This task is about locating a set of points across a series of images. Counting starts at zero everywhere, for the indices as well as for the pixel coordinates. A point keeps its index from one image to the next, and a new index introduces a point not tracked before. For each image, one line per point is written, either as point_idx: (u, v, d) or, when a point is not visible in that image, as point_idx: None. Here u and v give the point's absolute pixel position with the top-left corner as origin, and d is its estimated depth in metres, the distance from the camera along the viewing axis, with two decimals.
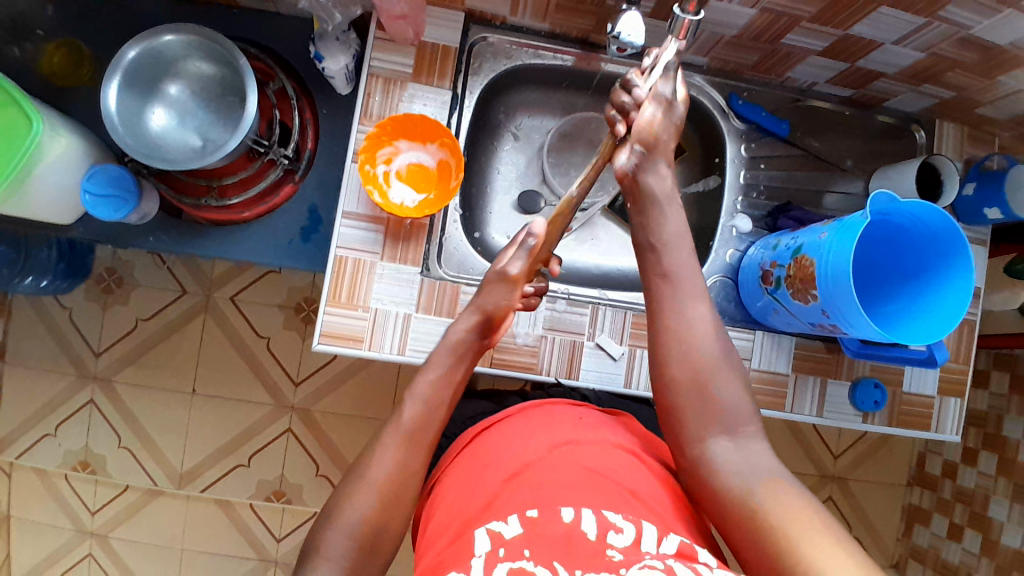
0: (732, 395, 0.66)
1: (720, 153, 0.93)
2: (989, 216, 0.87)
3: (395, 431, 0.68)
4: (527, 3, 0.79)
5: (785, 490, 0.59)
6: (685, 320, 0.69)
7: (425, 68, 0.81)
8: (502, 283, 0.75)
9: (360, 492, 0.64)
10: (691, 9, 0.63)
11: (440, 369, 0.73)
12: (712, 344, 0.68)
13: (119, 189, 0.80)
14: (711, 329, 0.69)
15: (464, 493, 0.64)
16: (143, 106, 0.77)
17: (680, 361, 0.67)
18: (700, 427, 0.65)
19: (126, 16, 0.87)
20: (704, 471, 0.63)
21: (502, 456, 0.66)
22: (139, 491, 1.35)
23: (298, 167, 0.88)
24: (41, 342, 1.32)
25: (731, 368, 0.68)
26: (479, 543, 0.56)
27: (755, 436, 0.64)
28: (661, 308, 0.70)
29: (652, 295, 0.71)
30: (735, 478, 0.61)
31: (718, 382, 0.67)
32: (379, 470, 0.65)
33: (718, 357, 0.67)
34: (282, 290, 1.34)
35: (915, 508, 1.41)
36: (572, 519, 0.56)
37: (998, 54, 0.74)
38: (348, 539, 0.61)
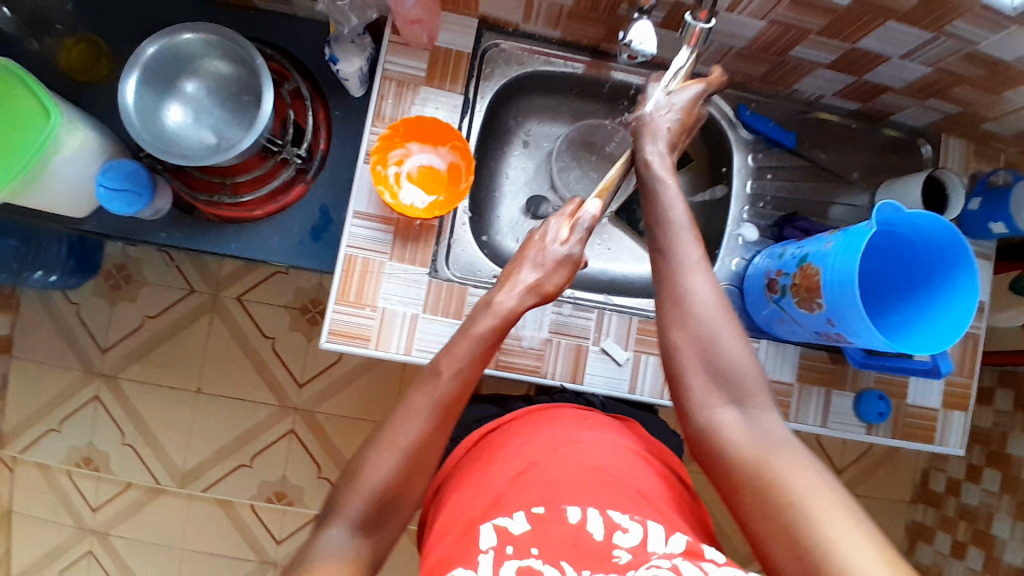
0: (741, 363, 0.63)
1: (727, 163, 0.93)
2: (994, 230, 0.88)
3: (425, 402, 0.64)
4: (540, 12, 0.80)
5: (797, 460, 0.57)
6: (686, 288, 0.65)
7: (438, 74, 0.82)
8: (566, 263, 0.73)
9: (387, 454, 0.61)
10: (702, 17, 0.66)
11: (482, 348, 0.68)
12: (715, 305, 0.64)
13: (134, 185, 0.80)
14: (716, 298, 0.65)
15: (472, 488, 0.64)
16: (161, 102, 0.79)
17: (685, 329, 0.64)
18: (708, 394, 0.63)
19: (147, 16, 0.89)
20: (711, 437, 0.62)
21: (507, 454, 0.67)
22: (140, 489, 1.35)
23: (310, 168, 0.89)
24: (49, 337, 1.33)
25: (738, 329, 0.64)
26: (485, 538, 0.56)
27: (763, 405, 0.62)
28: (662, 276, 0.67)
29: (659, 263, 0.68)
30: (745, 448, 0.59)
31: (722, 341, 0.63)
32: (402, 435, 0.62)
33: (720, 313, 0.64)
34: (289, 290, 1.35)
35: (918, 526, 1.40)
36: (579, 520, 0.57)
37: (1004, 69, 0.75)
38: (370, 500, 0.60)
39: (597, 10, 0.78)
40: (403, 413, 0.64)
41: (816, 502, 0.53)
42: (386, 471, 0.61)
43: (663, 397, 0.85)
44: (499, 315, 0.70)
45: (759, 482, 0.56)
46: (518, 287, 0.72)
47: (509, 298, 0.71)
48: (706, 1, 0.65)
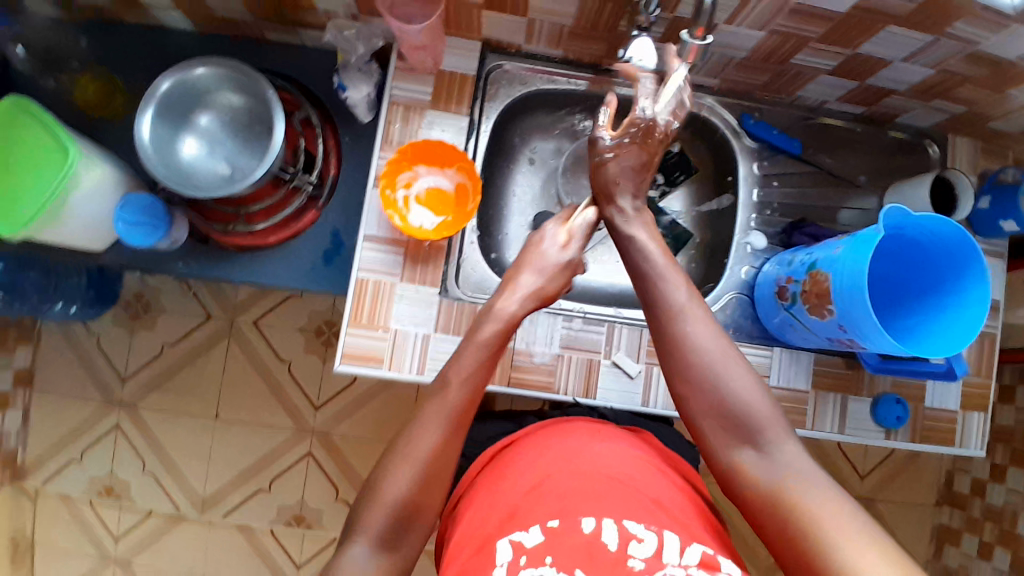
0: (750, 399, 0.62)
1: (732, 172, 0.94)
2: (1005, 228, 0.87)
3: (440, 415, 0.65)
4: (541, 32, 0.82)
5: (818, 485, 0.57)
6: (684, 336, 0.65)
7: (443, 97, 0.84)
8: (563, 267, 0.76)
9: (404, 467, 0.62)
10: (698, 35, 0.67)
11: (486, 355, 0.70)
12: (715, 349, 0.64)
13: (151, 218, 0.83)
14: (717, 342, 0.65)
15: (487, 498, 0.65)
16: (175, 135, 0.81)
17: (688, 377, 0.64)
18: (723, 437, 0.63)
19: (160, 53, 0.92)
20: (733, 478, 0.62)
21: (521, 469, 0.67)
22: (162, 516, 1.36)
23: (321, 194, 0.91)
24: (70, 368, 1.36)
25: (742, 368, 0.64)
26: (501, 552, 0.57)
27: (783, 439, 0.61)
28: (659, 325, 0.67)
29: (653, 311, 0.68)
30: (769, 485, 0.59)
31: (726, 379, 0.63)
32: (418, 447, 0.63)
33: (722, 351, 0.64)
34: (303, 313, 1.37)
35: (946, 528, 1.37)
36: (594, 529, 0.58)
37: (1007, 68, 0.75)
38: (389, 515, 0.61)
39: (597, 28, 0.79)
40: (418, 424, 0.65)
41: (838, 533, 0.53)
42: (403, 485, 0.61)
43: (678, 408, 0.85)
44: (501, 319, 0.71)
45: (780, 510, 0.57)
46: (518, 291, 0.73)
47: (511, 303, 0.72)
48: (701, 17, 0.66)
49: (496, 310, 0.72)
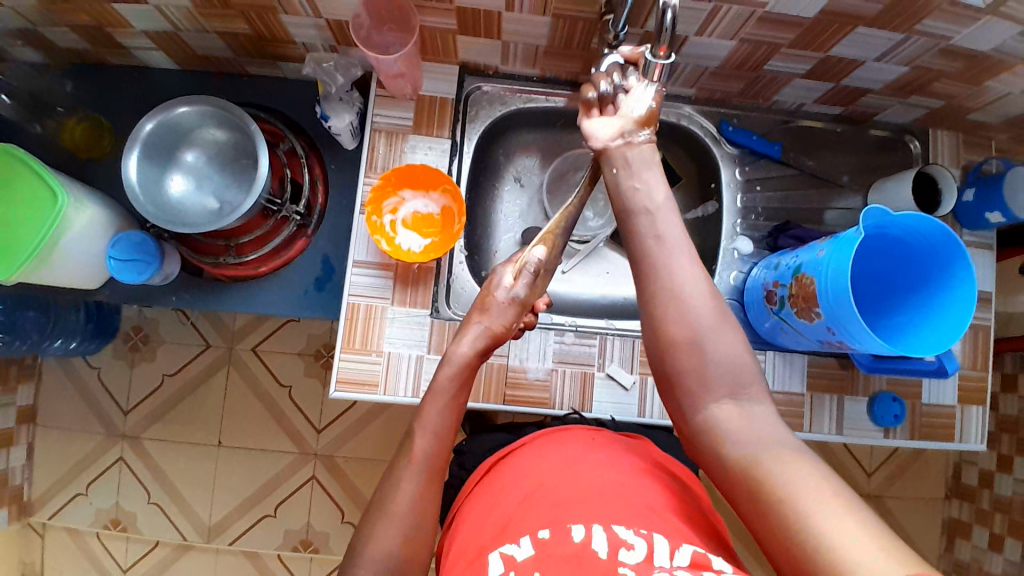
0: (735, 358, 0.62)
1: (716, 179, 0.95)
2: (991, 219, 0.88)
3: (414, 470, 0.64)
4: (517, 53, 0.83)
5: (793, 461, 0.54)
6: (677, 281, 0.63)
7: (425, 121, 0.85)
8: (512, 304, 0.75)
9: (388, 524, 0.61)
10: (661, 53, 0.63)
11: (448, 394, 0.71)
12: (707, 305, 0.62)
13: (143, 254, 0.84)
14: (707, 294, 0.63)
15: (483, 517, 0.65)
16: (163, 173, 0.82)
17: (677, 322, 0.62)
18: (700, 389, 0.61)
19: (146, 92, 0.94)
20: (704, 430, 0.61)
21: (516, 483, 0.68)
22: (169, 546, 1.37)
23: (310, 222, 0.92)
24: (71, 403, 1.36)
25: (732, 326, 0.63)
26: (492, 566, 0.57)
27: (755, 397, 0.61)
28: (649, 269, 0.65)
29: (645, 255, 0.65)
30: (732, 439, 0.58)
31: (716, 340, 0.62)
32: (400, 504, 0.62)
33: (713, 310, 0.62)
34: (301, 338, 1.37)
35: (956, 521, 1.36)
36: (583, 538, 0.58)
37: (982, 60, 0.76)
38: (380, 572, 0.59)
39: (571, 46, 0.80)
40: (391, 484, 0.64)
41: (809, 501, 0.50)
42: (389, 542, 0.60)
43: None
44: (458, 363, 0.72)
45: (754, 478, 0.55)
46: (470, 334, 0.74)
47: (464, 345, 0.73)
48: (662, 37, 0.61)
49: (450, 356, 0.72)
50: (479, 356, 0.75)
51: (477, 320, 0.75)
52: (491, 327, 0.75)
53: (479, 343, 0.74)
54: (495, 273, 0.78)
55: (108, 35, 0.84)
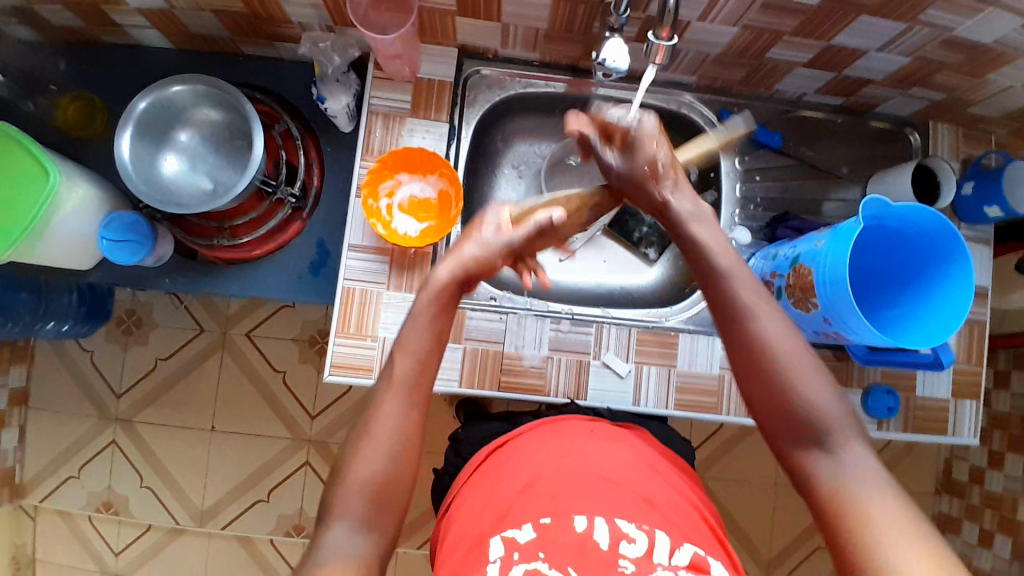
0: (824, 405, 0.58)
1: (715, 167, 0.94)
2: (989, 214, 0.88)
3: (392, 388, 0.62)
4: (517, 36, 0.82)
5: (883, 505, 0.53)
6: (754, 330, 0.61)
7: (423, 104, 0.84)
8: (501, 245, 0.68)
9: (367, 444, 0.59)
10: (664, 35, 0.64)
11: (428, 317, 0.65)
12: (786, 354, 0.60)
13: (135, 234, 0.83)
14: (790, 344, 0.60)
15: (486, 504, 0.65)
16: (155, 153, 0.81)
17: (759, 379, 0.60)
18: (792, 440, 0.59)
19: (139, 71, 0.92)
20: (801, 481, 0.58)
21: (514, 469, 0.68)
22: (160, 530, 1.36)
23: (306, 205, 0.90)
24: (63, 385, 1.36)
25: (818, 372, 0.59)
26: (494, 549, 0.58)
27: (852, 441, 0.57)
28: (729, 331, 0.63)
29: (723, 315, 0.64)
30: (825, 489, 0.56)
31: (802, 384, 0.59)
32: (383, 425, 0.60)
33: (800, 356, 0.60)
34: (296, 324, 1.37)
35: (946, 516, 1.38)
36: (585, 528, 0.59)
37: (985, 52, 0.76)
38: (364, 492, 0.58)
39: (572, 30, 0.79)
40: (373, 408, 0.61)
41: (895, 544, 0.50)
42: (369, 464, 0.58)
43: (669, 406, 0.85)
44: (434, 290, 0.66)
45: (833, 516, 0.54)
46: (456, 259, 0.67)
47: (442, 271, 0.66)
48: (665, 18, 0.62)
49: (431, 283, 0.66)
50: (458, 286, 0.67)
51: (462, 248, 0.68)
52: (474, 258, 0.67)
53: (460, 269, 0.66)
54: (483, 214, 0.70)
55: (101, 13, 0.82)
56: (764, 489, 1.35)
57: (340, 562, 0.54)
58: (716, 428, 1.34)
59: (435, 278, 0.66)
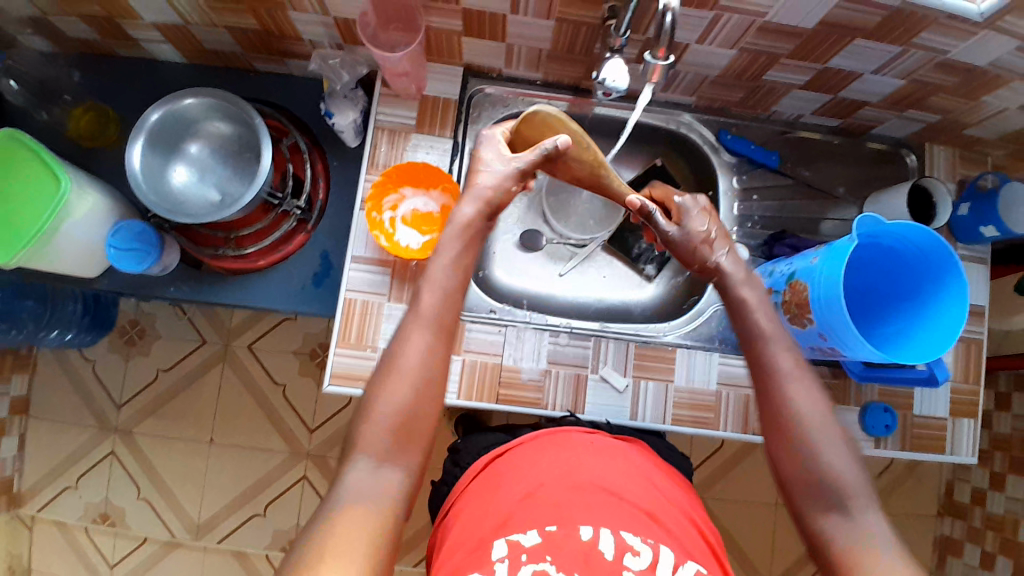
0: (843, 471, 0.60)
1: (712, 186, 0.95)
2: (985, 233, 0.89)
3: (418, 320, 0.65)
4: (520, 56, 0.84)
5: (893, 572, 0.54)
6: (781, 395, 0.64)
7: (428, 120, 0.86)
8: (511, 171, 0.74)
9: (392, 378, 0.62)
10: (660, 55, 0.65)
11: (455, 252, 0.69)
12: (814, 420, 0.62)
13: (143, 243, 0.85)
14: (819, 412, 0.63)
15: (486, 511, 0.65)
16: (167, 164, 0.83)
17: (781, 440, 0.62)
18: (810, 502, 0.60)
19: (152, 85, 0.95)
20: (816, 546, 0.59)
21: (516, 476, 0.69)
22: (156, 543, 1.36)
23: (310, 217, 0.92)
24: (65, 394, 1.36)
25: (839, 438, 0.61)
26: (498, 549, 0.59)
27: (868, 508, 0.58)
28: (761, 392, 0.66)
29: (757, 377, 0.67)
30: (841, 554, 0.57)
31: (823, 449, 0.61)
32: (409, 360, 0.63)
33: (823, 422, 0.62)
34: (298, 337, 1.38)
35: (948, 539, 1.36)
36: (591, 538, 0.60)
37: (980, 74, 0.77)
38: (388, 425, 0.60)
39: (574, 51, 0.81)
40: (397, 345, 0.64)
41: None
42: (394, 399, 0.61)
43: (666, 421, 0.85)
44: (459, 224, 0.71)
45: None
46: (475, 195, 0.72)
47: (466, 208, 0.71)
48: (661, 41, 0.63)
49: (456, 218, 0.71)
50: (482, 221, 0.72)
51: (476, 182, 0.73)
52: (490, 189, 0.73)
53: (481, 203, 0.72)
54: (480, 147, 0.76)
55: (118, 27, 0.85)
56: (764, 509, 1.34)
57: (364, 492, 0.57)
58: (716, 447, 1.34)
59: (460, 214, 0.71)
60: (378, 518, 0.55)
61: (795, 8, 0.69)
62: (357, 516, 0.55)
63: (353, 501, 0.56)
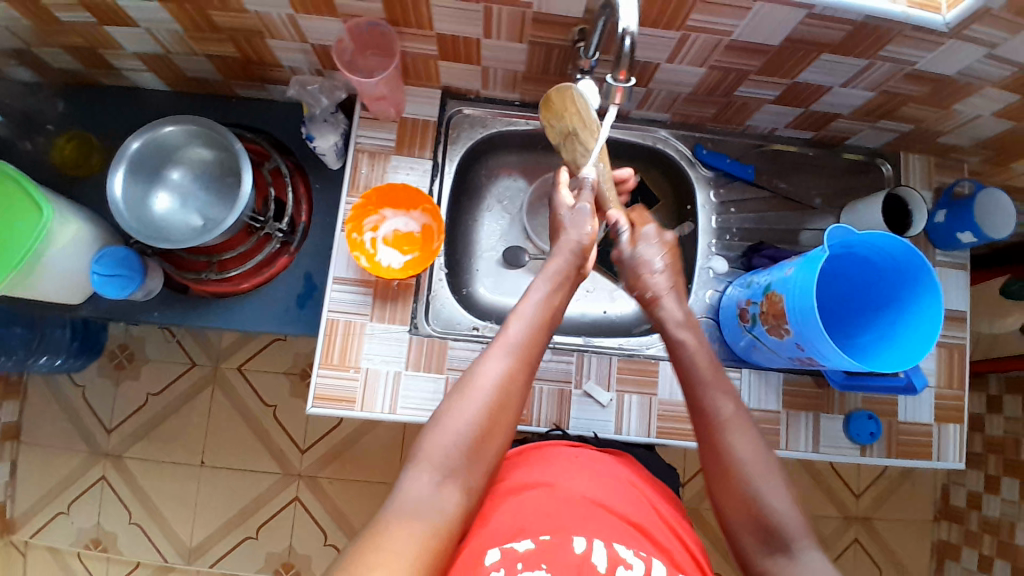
0: (785, 513, 0.63)
1: (691, 201, 0.97)
2: (963, 239, 0.90)
3: (504, 346, 0.69)
4: (496, 78, 0.86)
5: None
6: (725, 445, 0.68)
7: (407, 142, 0.87)
8: (583, 214, 0.80)
9: (467, 399, 0.66)
10: (621, 77, 0.67)
11: (543, 292, 0.75)
12: (754, 466, 0.66)
13: (126, 269, 0.85)
14: (758, 458, 0.67)
15: (478, 522, 0.65)
16: (148, 192, 0.84)
17: (727, 487, 0.66)
18: (760, 545, 0.63)
19: (135, 112, 0.96)
20: None
21: (508, 489, 0.69)
22: (148, 569, 1.34)
23: (293, 239, 0.94)
24: (55, 420, 1.36)
25: (780, 482, 0.65)
26: (490, 556, 0.59)
27: (810, 549, 0.61)
28: (705, 442, 0.70)
29: (700, 423, 0.71)
30: None
31: (766, 493, 0.65)
32: (487, 381, 0.67)
33: (764, 469, 0.66)
34: (288, 357, 1.38)
35: (945, 544, 1.36)
36: (584, 550, 0.60)
37: (949, 84, 0.78)
38: (455, 442, 0.63)
39: (547, 71, 0.82)
40: (474, 370, 0.68)
41: None
42: (468, 418, 0.64)
43: (651, 435, 0.86)
44: (552, 273, 0.76)
45: None
46: (563, 247, 0.79)
47: (557, 261, 0.78)
48: (622, 64, 0.64)
49: (548, 269, 0.77)
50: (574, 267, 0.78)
51: (561, 236, 0.80)
52: (576, 240, 0.79)
53: (569, 254, 0.78)
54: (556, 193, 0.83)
55: (100, 57, 0.86)
56: None
57: (419, 506, 0.59)
58: None
59: (554, 266, 0.78)
60: (430, 533, 0.57)
61: (759, 26, 0.70)
62: (410, 528, 0.57)
63: (406, 514, 0.58)
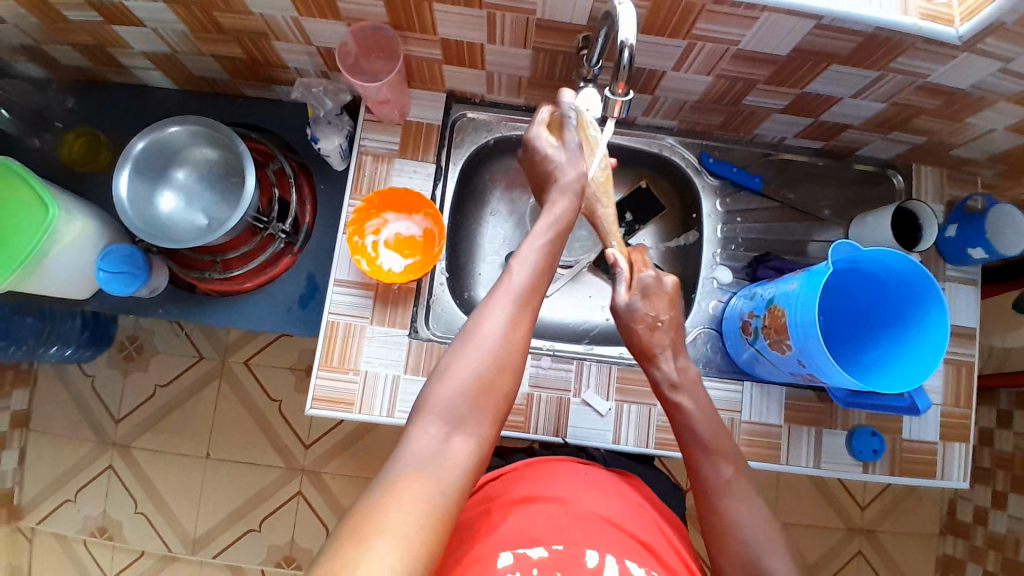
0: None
1: (697, 209, 0.96)
2: (973, 255, 0.88)
3: (507, 295, 0.66)
4: (501, 83, 0.85)
5: None
6: (723, 509, 0.68)
7: (411, 146, 0.87)
8: (579, 154, 0.77)
9: (470, 349, 0.62)
10: (620, 91, 0.66)
11: (546, 239, 0.72)
12: (756, 531, 0.66)
13: (131, 267, 0.86)
14: (758, 524, 0.67)
15: (486, 531, 0.65)
16: (154, 191, 0.84)
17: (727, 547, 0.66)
18: None
19: (144, 109, 0.97)
20: None
21: (519, 498, 0.69)
22: (153, 557, 1.36)
23: (297, 240, 0.93)
24: (64, 409, 1.38)
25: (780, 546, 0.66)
26: (503, 561, 0.59)
27: None
28: (703, 507, 0.70)
29: (698, 487, 0.71)
30: None
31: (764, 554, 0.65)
32: (487, 331, 0.63)
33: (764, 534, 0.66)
34: (294, 352, 1.39)
35: (950, 558, 1.34)
36: (597, 564, 0.59)
37: (961, 97, 0.76)
38: (460, 392, 0.60)
39: (553, 78, 0.82)
40: (478, 317, 0.65)
41: None
42: (472, 368, 0.61)
43: (649, 445, 0.85)
44: (554, 215, 0.74)
45: None
46: (563, 189, 0.76)
47: (559, 204, 0.75)
48: (620, 79, 0.64)
49: (552, 213, 0.74)
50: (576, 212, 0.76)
51: (558, 180, 0.77)
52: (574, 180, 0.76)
53: (572, 196, 0.76)
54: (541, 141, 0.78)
55: (109, 55, 0.87)
56: None
57: (425, 459, 0.56)
58: None
59: (556, 207, 0.75)
60: (439, 489, 0.54)
61: (767, 36, 0.69)
62: (418, 482, 0.54)
63: (412, 468, 0.55)
